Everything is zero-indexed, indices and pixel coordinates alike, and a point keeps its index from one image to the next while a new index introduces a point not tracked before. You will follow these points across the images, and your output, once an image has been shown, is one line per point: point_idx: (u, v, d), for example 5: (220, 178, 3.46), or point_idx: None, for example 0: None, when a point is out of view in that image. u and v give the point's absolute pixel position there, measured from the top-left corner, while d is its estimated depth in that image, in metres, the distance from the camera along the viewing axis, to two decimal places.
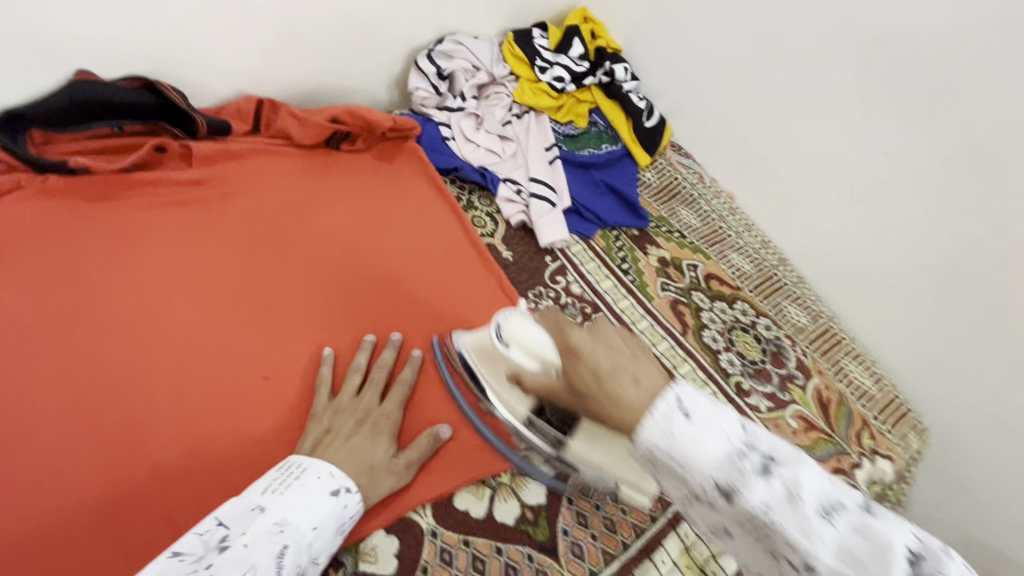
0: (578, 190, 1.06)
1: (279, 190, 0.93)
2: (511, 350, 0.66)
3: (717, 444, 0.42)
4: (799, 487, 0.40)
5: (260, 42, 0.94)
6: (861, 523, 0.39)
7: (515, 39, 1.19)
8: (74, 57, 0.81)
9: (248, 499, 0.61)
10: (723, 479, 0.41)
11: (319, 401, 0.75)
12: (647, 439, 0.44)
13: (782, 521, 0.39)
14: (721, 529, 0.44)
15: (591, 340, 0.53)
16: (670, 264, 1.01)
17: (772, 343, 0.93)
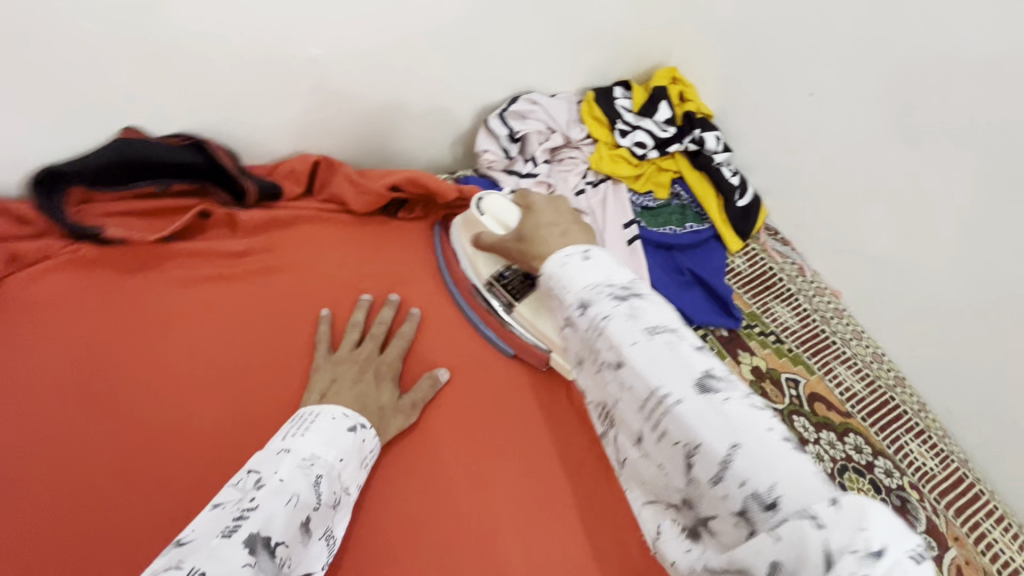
0: (659, 277, 0.93)
1: (332, 262, 0.83)
2: (484, 216, 0.79)
3: (595, 278, 0.59)
4: (642, 315, 0.54)
5: (321, 99, 0.86)
6: (674, 344, 0.52)
7: (596, 97, 1.07)
8: (123, 114, 0.74)
9: (269, 447, 0.57)
10: (586, 296, 0.58)
11: (318, 353, 0.73)
12: (548, 267, 0.62)
13: (612, 324, 0.55)
14: (580, 353, 0.61)
15: (547, 204, 0.76)
16: (766, 377, 0.87)
17: (895, 496, 0.77)
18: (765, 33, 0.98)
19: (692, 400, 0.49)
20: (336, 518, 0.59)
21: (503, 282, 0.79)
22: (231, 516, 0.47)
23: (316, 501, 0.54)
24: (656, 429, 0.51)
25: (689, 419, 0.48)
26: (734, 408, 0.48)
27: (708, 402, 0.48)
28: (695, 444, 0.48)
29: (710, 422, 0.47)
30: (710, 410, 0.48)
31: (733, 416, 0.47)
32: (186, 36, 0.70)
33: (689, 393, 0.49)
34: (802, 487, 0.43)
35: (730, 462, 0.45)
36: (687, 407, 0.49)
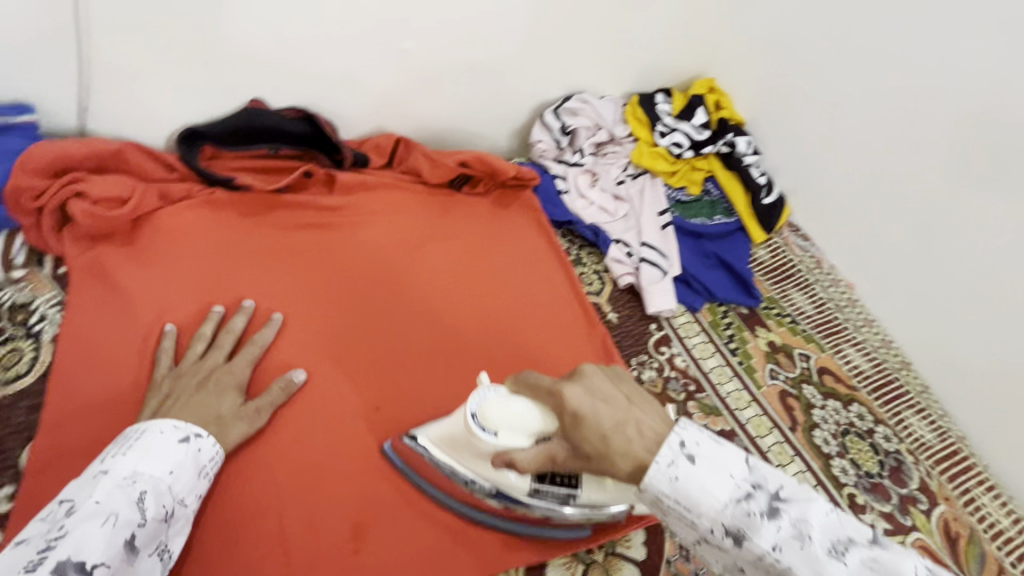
0: (688, 259, 1.04)
1: (408, 221, 0.96)
2: (499, 436, 0.58)
3: (723, 489, 0.44)
4: (806, 526, 0.42)
5: (408, 86, 1.02)
6: (870, 558, 0.40)
7: (639, 102, 1.21)
8: (253, 87, 0.91)
9: (88, 471, 0.54)
10: (732, 524, 0.44)
11: (159, 370, 0.69)
12: (654, 488, 0.46)
13: (790, 562, 0.41)
14: (735, 565, 0.46)
15: (589, 396, 0.52)
16: (781, 350, 0.96)
17: (892, 457, 0.86)
18: (795, 49, 1.11)
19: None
20: (171, 533, 0.57)
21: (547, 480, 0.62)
22: (35, 548, 0.46)
23: (142, 517, 0.52)
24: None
25: None
26: None
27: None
28: None
29: None
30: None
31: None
32: (321, 29, 0.89)
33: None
34: None
35: None
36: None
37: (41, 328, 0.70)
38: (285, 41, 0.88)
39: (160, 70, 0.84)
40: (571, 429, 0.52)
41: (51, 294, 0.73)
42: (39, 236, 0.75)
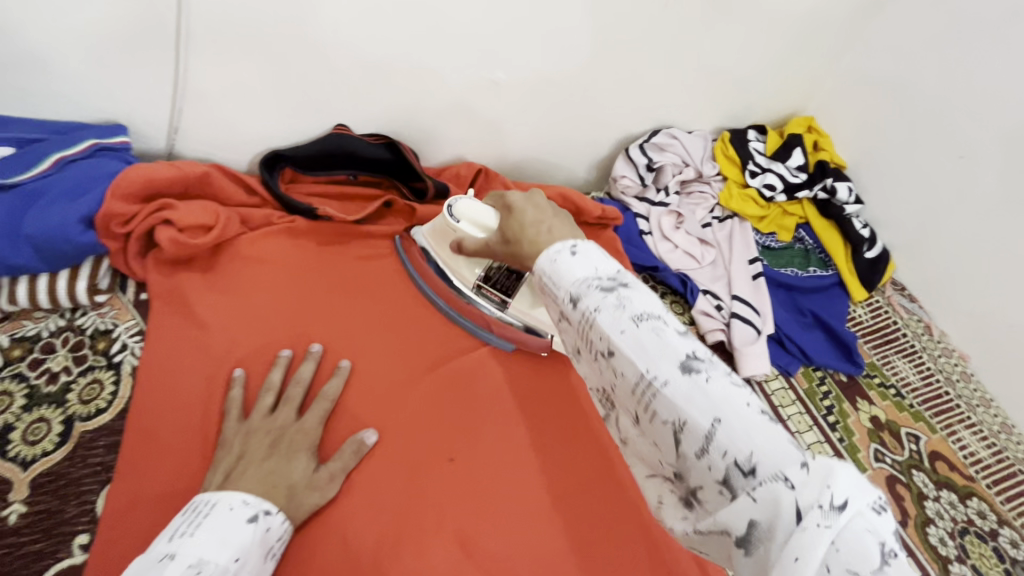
0: (783, 316, 0.96)
1: None
2: (460, 224, 0.74)
3: (584, 271, 0.48)
4: (631, 303, 0.44)
5: (494, 115, 0.98)
6: (661, 330, 0.43)
7: (730, 138, 1.12)
8: (341, 112, 0.89)
9: (147, 552, 0.46)
10: (574, 289, 0.47)
11: (229, 425, 0.63)
12: (539, 264, 0.51)
13: (601, 317, 0.44)
14: (575, 346, 0.50)
15: (525, 201, 0.64)
16: (885, 427, 0.87)
17: (1021, 568, 0.76)
18: (912, 91, 1.01)
19: (678, 385, 0.41)
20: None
21: (490, 282, 0.79)
22: None
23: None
24: (648, 417, 0.43)
25: (675, 403, 0.40)
26: (720, 388, 0.40)
27: (696, 387, 0.40)
28: (683, 427, 0.40)
29: (699, 406, 0.39)
30: (696, 393, 0.40)
31: (723, 398, 0.39)
32: (411, 56, 0.85)
33: (676, 376, 0.41)
34: (782, 457, 0.36)
35: (712, 441, 0.38)
36: (675, 393, 0.40)
37: (121, 359, 0.68)
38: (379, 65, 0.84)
39: (250, 93, 0.82)
40: (502, 216, 0.66)
41: (133, 323, 0.71)
42: (125, 261, 0.73)
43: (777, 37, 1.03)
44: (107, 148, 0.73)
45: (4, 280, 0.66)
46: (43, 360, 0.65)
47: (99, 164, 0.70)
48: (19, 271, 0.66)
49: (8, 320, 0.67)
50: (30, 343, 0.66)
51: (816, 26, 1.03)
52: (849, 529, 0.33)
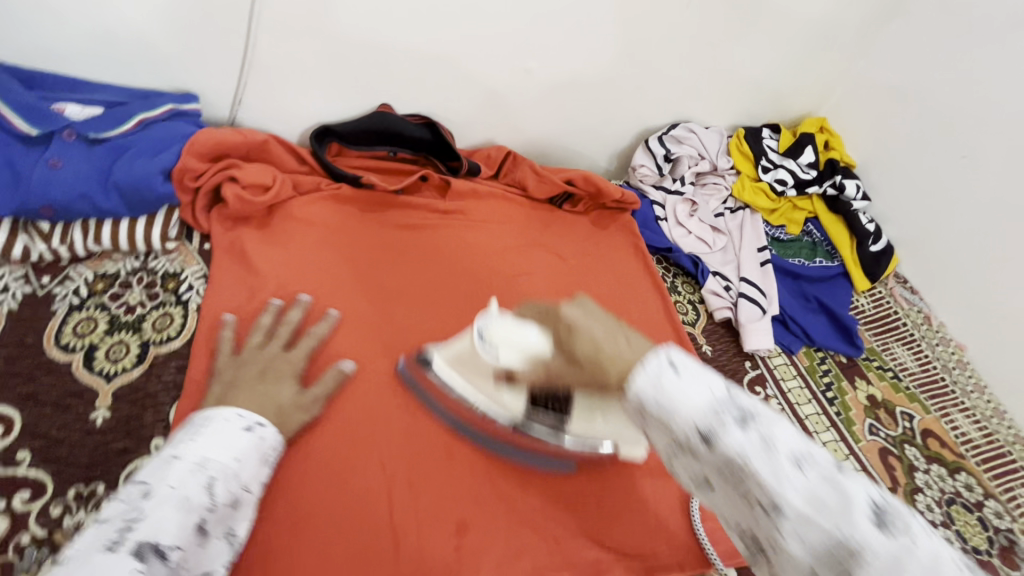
0: (789, 300, 1.02)
1: (517, 228, 1.00)
2: (497, 352, 0.61)
3: (701, 397, 0.43)
4: (776, 439, 0.40)
5: (523, 103, 1.06)
6: (829, 475, 0.38)
7: (746, 134, 1.19)
8: (385, 94, 0.97)
9: (157, 455, 0.53)
10: (705, 425, 0.42)
11: (221, 356, 0.69)
12: (635, 386, 0.45)
13: (752, 462, 0.39)
14: (701, 477, 0.44)
15: (583, 312, 0.53)
16: (882, 406, 0.93)
17: (1002, 535, 0.81)
18: (921, 95, 1.07)
19: (876, 546, 0.35)
20: (235, 519, 0.56)
21: (542, 404, 0.67)
22: (115, 529, 0.45)
23: (211, 502, 0.52)
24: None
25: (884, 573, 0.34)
26: (924, 546, 0.35)
27: (904, 549, 0.35)
28: None
29: (911, 570, 0.34)
30: (905, 558, 0.34)
31: (934, 560, 0.34)
32: (453, 45, 0.93)
33: (873, 536, 0.35)
34: None
35: None
36: (879, 561, 0.35)
37: (188, 297, 0.76)
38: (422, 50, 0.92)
39: (306, 72, 0.90)
40: (563, 338, 0.54)
41: (198, 268, 0.80)
42: (192, 213, 0.81)
43: (794, 39, 1.09)
44: (182, 114, 0.82)
45: (92, 221, 0.75)
46: (122, 294, 0.74)
47: (175, 126, 0.80)
48: (105, 214, 0.75)
49: (91, 258, 0.76)
50: (111, 278, 0.75)
51: (831, 30, 1.09)
52: None
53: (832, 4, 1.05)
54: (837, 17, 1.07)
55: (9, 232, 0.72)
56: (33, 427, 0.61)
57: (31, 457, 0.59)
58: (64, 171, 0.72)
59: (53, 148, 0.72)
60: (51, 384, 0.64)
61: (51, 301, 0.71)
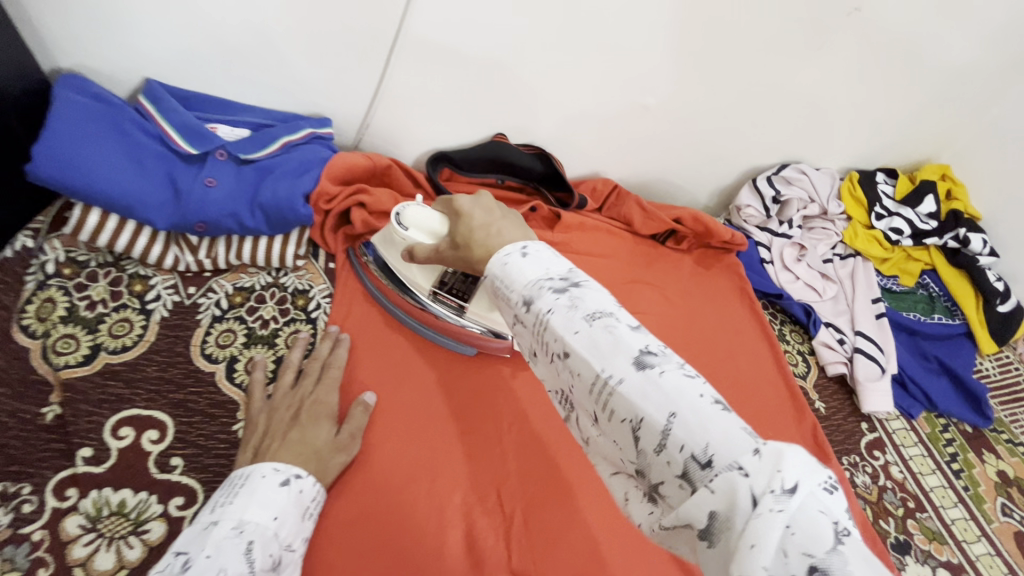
0: (908, 359, 0.96)
1: (605, 256, 0.99)
2: (408, 232, 0.72)
3: (535, 272, 0.47)
4: (582, 301, 0.43)
5: (635, 139, 1.05)
6: (613, 326, 0.41)
7: (860, 179, 1.13)
8: (501, 124, 0.99)
9: (195, 523, 0.52)
10: (527, 291, 0.46)
11: (254, 402, 0.67)
12: (490, 269, 0.50)
13: (554, 318, 0.43)
14: (532, 349, 0.47)
15: (473, 205, 0.64)
16: (1014, 483, 0.87)
17: None
18: None
19: (631, 381, 0.38)
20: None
21: (446, 288, 0.78)
22: None
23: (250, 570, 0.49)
24: (606, 418, 0.40)
25: (631, 403, 0.38)
26: (672, 381, 0.38)
27: (648, 381, 0.38)
28: (641, 427, 0.38)
29: (652, 401, 0.37)
30: (649, 387, 0.38)
31: (676, 391, 0.37)
32: (577, 83, 0.94)
33: (628, 371, 0.39)
34: (735, 446, 0.34)
35: (670, 437, 0.36)
36: (630, 391, 0.38)
37: (317, 315, 0.80)
38: (544, 82, 0.93)
39: (432, 102, 0.93)
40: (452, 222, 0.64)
41: (325, 287, 0.83)
42: (321, 235, 0.85)
43: (929, 84, 1.03)
44: (319, 137, 0.85)
45: (235, 237, 0.79)
46: (257, 309, 0.78)
47: (314, 150, 0.83)
48: (249, 232, 0.78)
49: (229, 271, 0.80)
50: (248, 292, 0.79)
51: (966, 75, 1.02)
52: (808, 514, 0.31)
53: (976, 52, 0.98)
54: (982, 61, 1.00)
55: (163, 243, 0.76)
56: (185, 434, 0.64)
57: (183, 464, 0.62)
58: (217, 191, 0.75)
59: (208, 168, 0.76)
60: (199, 392, 0.68)
61: (197, 311, 0.75)
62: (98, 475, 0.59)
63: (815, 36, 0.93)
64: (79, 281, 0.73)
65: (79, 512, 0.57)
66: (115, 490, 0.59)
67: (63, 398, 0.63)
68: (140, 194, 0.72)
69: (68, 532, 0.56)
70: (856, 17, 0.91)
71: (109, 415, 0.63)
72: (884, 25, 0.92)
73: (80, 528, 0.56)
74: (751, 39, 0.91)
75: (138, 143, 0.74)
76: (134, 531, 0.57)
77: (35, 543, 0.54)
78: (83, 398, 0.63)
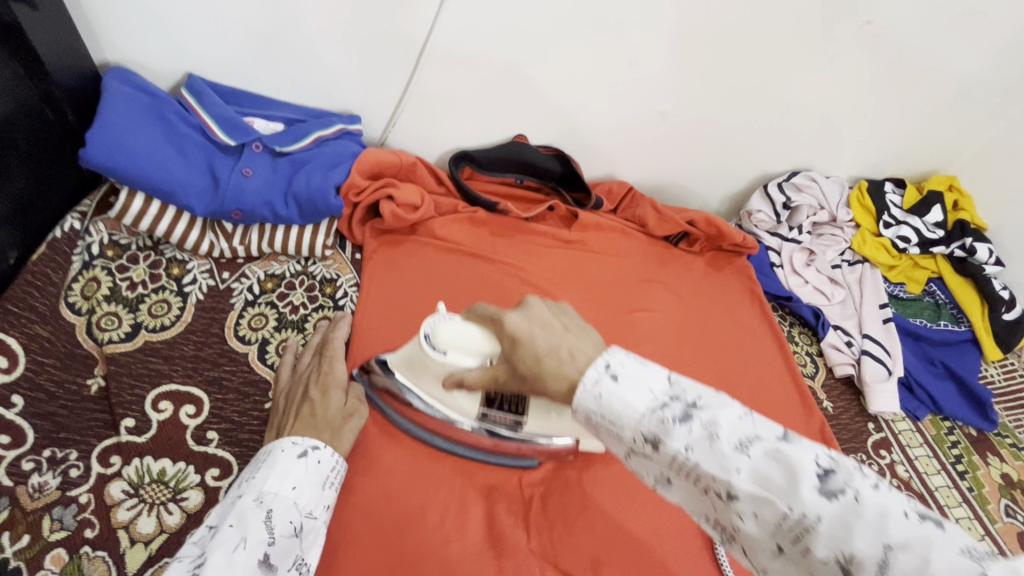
0: (914, 363, 0.98)
1: (612, 251, 1.02)
2: (448, 356, 0.61)
3: (641, 400, 0.42)
4: (719, 427, 0.39)
5: (651, 142, 1.08)
6: (774, 449, 0.37)
7: (868, 188, 1.15)
8: (522, 125, 1.02)
9: (228, 496, 0.56)
10: (648, 429, 0.41)
11: (280, 381, 0.70)
12: (580, 404, 0.44)
13: (699, 458, 0.38)
14: (661, 477, 0.42)
15: (529, 321, 0.53)
16: (1018, 486, 0.89)
17: None
18: None
19: (825, 514, 0.35)
20: (305, 547, 0.55)
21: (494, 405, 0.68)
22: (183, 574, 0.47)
23: (270, 536, 0.51)
24: (796, 552, 0.36)
25: (834, 538, 0.34)
26: (872, 502, 0.34)
27: (850, 512, 0.34)
28: (850, 565, 0.34)
29: (860, 534, 0.33)
30: (851, 517, 0.34)
31: (879, 513, 0.34)
32: (596, 87, 0.97)
33: (820, 504, 0.35)
34: (962, 569, 0.31)
35: (890, 570, 0.32)
36: (826, 527, 0.34)
37: (344, 303, 0.83)
38: (566, 85, 0.96)
39: (457, 102, 0.96)
40: (508, 348, 0.54)
41: (351, 275, 0.86)
42: (348, 226, 0.88)
43: (939, 95, 1.06)
44: (349, 133, 0.89)
45: (268, 225, 0.82)
46: (287, 295, 0.81)
47: (344, 145, 0.86)
48: (282, 220, 0.81)
49: (261, 258, 0.83)
50: (279, 279, 0.82)
51: (976, 87, 1.05)
52: None
53: (985, 65, 1.01)
54: (991, 73, 1.03)
55: (199, 229, 0.80)
56: (219, 409, 0.68)
57: (218, 438, 0.66)
58: (254, 179, 0.79)
59: (245, 158, 0.79)
60: (232, 371, 0.71)
61: (230, 295, 0.78)
62: (141, 444, 0.63)
63: (829, 47, 0.96)
64: (122, 263, 0.76)
65: (122, 478, 0.61)
66: (155, 459, 0.63)
67: (106, 371, 0.67)
68: (183, 180, 0.76)
69: (112, 496, 0.60)
70: (868, 30, 0.94)
71: (149, 389, 0.67)
72: (896, 36, 0.95)
73: (123, 493, 0.61)
74: (767, 47, 0.95)
75: (180, 133, 0.78)
76: (173, 499, 0.61)
77: (82, 505, 0.59)
78: (126, 371, 0.67)
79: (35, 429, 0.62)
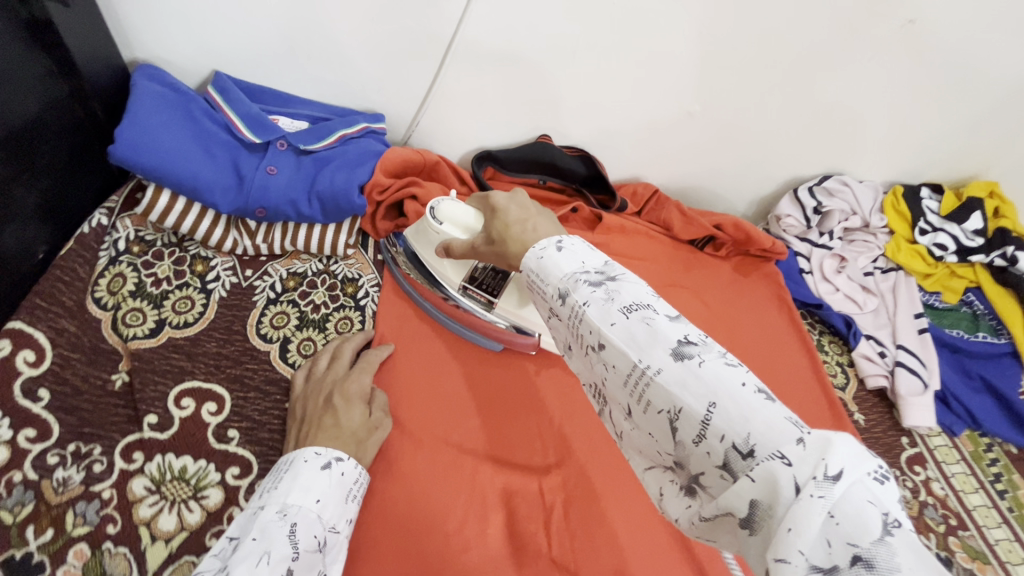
0: (952, 376, 0.94)
1: (644, 255, 1.00)
2: (443, 225, 0.74)
3: (570, 266, 0.49)
4: (618, 294, 0.45)
5: (677, 145, 1.06)
6: (650, 318, 0.43)
7: (903, 194, 1.11)
8: (545, 126, 1.00)
9: (245, 510, 0.54)
10: (563, 284, 0.48)
11: (297, 387, 0.70)
12: (525, 263, 0.53)
13: (589, 310, 0.45)
14: (567, 344, 0.50)
15: (508, 201, 0.65)
16: None
17: None
18: None
19: (668, 371, 0.40)
20: (326, 563, 0.55)
21: (476, 283, 0.78)
22: None
23: (296, 551, 0.50)
24: (643, 408, 0.42)
25: (669, 393, 0.40)
26: (710, 369, 0.39)
27: (689, 371, 0.39)
28: (679, 417, 0.39)
29: (692, 392, 0.39)
30: (689, 379, 0.39)
31: (717, 379, 0.38)
32: (622, 88, 0.95)
33: (666, 362, 0.40)
34: (778, 434, 0.35)
35: (709, 426, 0.38)
36: (667, 378, 0.40)
37: (365, 303, 0.82)
38: (593, 86, 0.95)
39: (480, 102, 0.95)
40: (487, 219, 0.66)
41: (373, 276, 0.85)
42: (370, 224, 0.87)
43: (982, 98, 1.01)
44: (372, 132, 0.88)
45: (292, 224, 0.82)
46: (308, 294, 0.81)
47: (368, 144, 0.85)
48: (305, 219, 0.81)
49: (283, 256, 0.84)
50: (300, 277, 0.82)
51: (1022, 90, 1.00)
52: (856, 503, 0.31)
53: None
54: None
55: (223, 227, 0.80)
56: (240, 408, 0.68)
57: (239, 436, 0.66)
58: (278, 178, 0.78)
59: (270, 156, 0.79)
60: (254, 369, 0.71)
61: (253, 293, 0.78)
62: (162, 441, 0.64)
63: (865, 49, 0.93)
64: (147, 259, 0.76)
65: (144, 475, 0.62)
66: (177, 457, 0.63)
67: (130, 367, 0.68)
68: (208, 178, 0.76)
69: (134, 492, 0.61)
70: (907, 32, 0.90)
71: (172, 385, 0.67)
72: (941, 37, 0.92)
73: (145, 490, 0.61)
74: (800, 49, 0.92)
75: (206, 130, 0.78)
76: (194, 497, 0.61)
77: (104, 500, 0.60)
78: (150, 367, 0.68)
79: (60, 423, 0.62)
